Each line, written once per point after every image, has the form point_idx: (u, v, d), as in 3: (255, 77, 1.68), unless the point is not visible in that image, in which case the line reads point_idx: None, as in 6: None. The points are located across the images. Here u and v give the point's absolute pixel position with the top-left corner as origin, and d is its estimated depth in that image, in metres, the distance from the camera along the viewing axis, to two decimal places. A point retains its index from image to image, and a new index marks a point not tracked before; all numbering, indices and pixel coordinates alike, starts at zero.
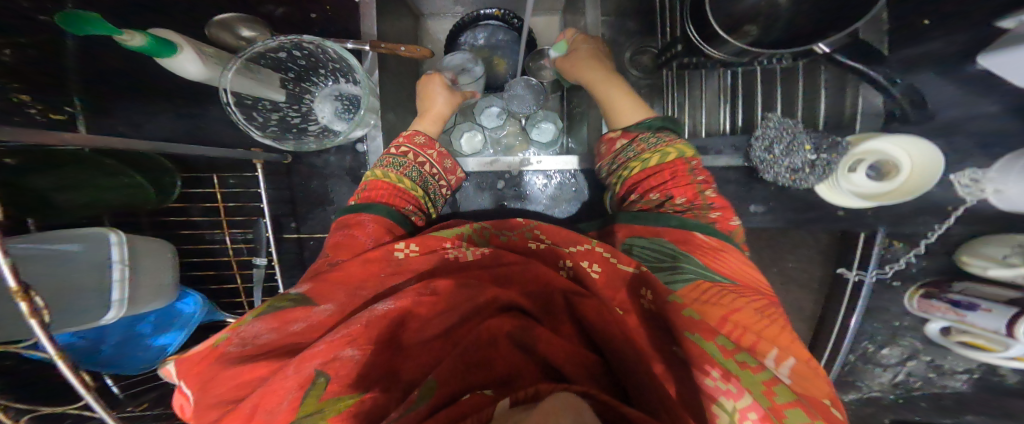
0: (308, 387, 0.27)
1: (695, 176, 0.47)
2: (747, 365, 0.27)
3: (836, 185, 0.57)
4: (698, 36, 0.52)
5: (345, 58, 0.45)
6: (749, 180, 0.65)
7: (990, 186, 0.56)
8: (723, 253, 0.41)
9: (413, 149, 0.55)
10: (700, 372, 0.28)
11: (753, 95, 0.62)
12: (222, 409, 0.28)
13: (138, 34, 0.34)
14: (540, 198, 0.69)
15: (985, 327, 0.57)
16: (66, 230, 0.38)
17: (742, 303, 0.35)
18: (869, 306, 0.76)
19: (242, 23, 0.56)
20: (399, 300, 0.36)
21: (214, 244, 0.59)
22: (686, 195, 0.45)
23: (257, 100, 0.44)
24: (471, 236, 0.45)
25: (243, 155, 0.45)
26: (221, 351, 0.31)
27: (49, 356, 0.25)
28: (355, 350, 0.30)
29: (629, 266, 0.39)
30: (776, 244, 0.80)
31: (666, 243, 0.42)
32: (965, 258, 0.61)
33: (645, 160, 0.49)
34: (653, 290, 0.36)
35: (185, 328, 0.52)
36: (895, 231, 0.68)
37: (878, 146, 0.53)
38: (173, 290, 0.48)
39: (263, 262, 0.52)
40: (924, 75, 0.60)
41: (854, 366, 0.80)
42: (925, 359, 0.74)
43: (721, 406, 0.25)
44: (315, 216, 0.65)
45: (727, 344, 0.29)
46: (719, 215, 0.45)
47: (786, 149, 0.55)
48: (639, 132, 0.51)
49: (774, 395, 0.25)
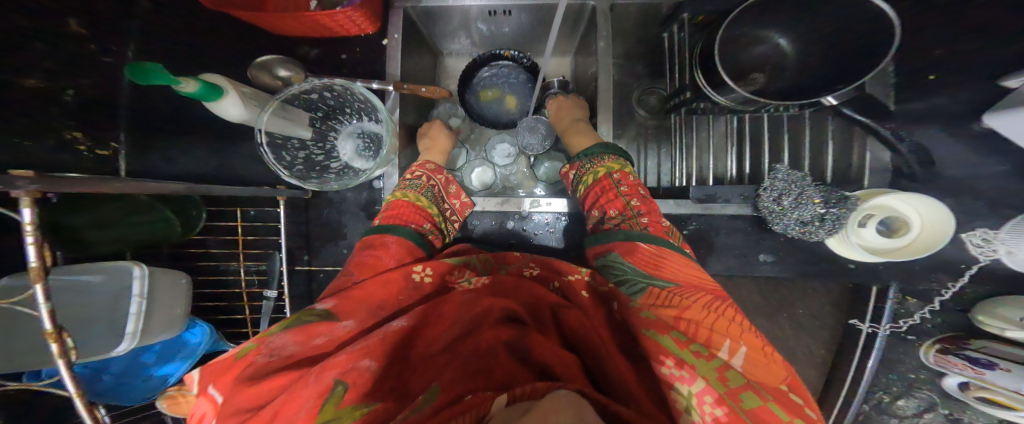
0: (327, 396, 0.29)
1: (620, 186, 0.53)
2: (700, 354, 0.30)
3: (846, 239, 0.57)
4: (707, 84, 0.50)
5: (370, 99, 0.46)
6: (758, 229, 0.64)
7: (1002, 246, 0.57)
8: (664, 259, 0.43)
9: (427, 172, 0.59)
10: (657, 363, 0.31)
11: (761, 143, 0.62)
12: (242, 417, 0.29)
13: (192, 81, 0.35)
14: (546, 239, 0.69)
15: (1008, 388, 0.55)
16: (92, 262, 0.40)
17: (691, 300, 0.36)
18: (883, 357, 0.74)
19: (281, 64, 0.57)
20: (411, 315, 0.38)
21: (228, 275, 0.56)
22: (617, 209, 0.51)
23: (287, 138, 0.45)
24: (476, 266, 0.49)
25: (266, 192, 0.45)
26: (252, 360, 0.33)
27: (69, 394, 0.26)
28: (371, 361, 0.33)
29: (603, 285, 0.43)
30: (785, 290, 0.77)
31: (618, 257, 0.45)
32: (981, 317, 0.60)
33: (586, 180, 0.56)
34: (620, 300, 0.40)
35: (188, 359, 0.48)
36: (909, 287, 0.67)
37: (886, 202, 0.54)
38: (185, 321, 0.48)
39: (273, 294, 0.52)
40: (931, 131, 0.60)
41: (868, 416, 0.77)
42: (944, 413, 0.73)
43: (680, 392, 0.29)
44: (326, 250, 0.65)
45: (681, 337, 0.32)
46: (648, 220, 0.48)
47: (796, 201, 0.54)
48: (580, 161, 0.58)
49: (726, 381, 0.28)
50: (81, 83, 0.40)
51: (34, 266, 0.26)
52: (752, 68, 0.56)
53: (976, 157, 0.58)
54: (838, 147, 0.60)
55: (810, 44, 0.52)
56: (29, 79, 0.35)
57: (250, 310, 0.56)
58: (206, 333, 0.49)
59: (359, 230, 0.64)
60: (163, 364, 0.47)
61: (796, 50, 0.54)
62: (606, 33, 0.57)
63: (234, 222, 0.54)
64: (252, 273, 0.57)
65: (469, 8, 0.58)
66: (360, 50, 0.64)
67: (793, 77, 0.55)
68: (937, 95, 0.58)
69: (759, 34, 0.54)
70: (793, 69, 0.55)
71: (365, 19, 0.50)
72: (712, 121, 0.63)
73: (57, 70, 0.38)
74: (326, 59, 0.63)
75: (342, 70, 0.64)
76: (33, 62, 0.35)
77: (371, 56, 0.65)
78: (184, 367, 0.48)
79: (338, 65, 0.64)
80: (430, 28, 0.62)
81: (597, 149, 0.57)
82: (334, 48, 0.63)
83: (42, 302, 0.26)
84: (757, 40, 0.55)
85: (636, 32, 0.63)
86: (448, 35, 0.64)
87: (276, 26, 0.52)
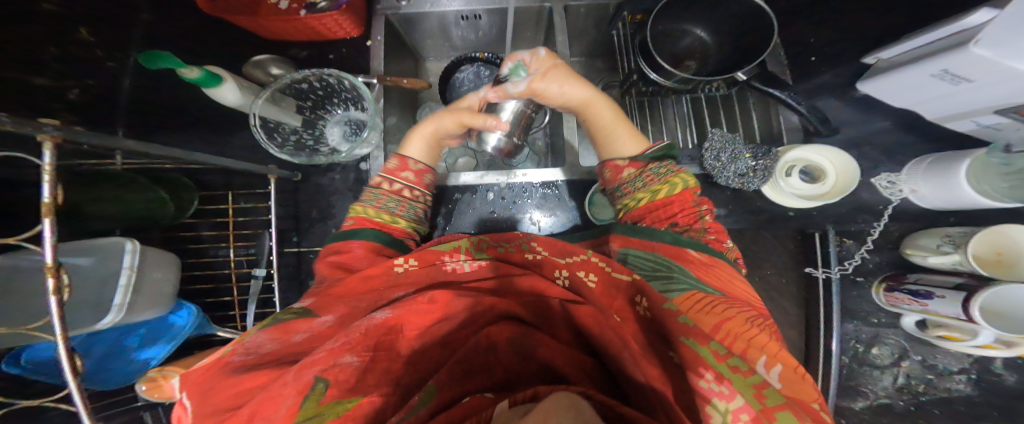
0: (308, 393, 0.27)
1: (699, 205, 0.48)
2: (739, 370, 0.26)
3: (779, 187, 0.66)
4: (646, 66, 0.59)
5: (356, 87, 0.57)
6: (707, 185, 0.74)
7: (906, 187, 0.68)
8: (717, 268, 0.40)
9: (386, 178, 0.57)
10: (694, 375, 0.27)
11: (702, 118, 0.73)
12: (218, 419, 0.27)
13: (197, 69, 0.46)
14: (530, 211, 0.73)
15: (947, 313, 0.59)
16: (84, 242, 0.41)
17: (736, 312, 0.32)
18: (845, 305, 0.76)
19: (274, 62, 0.65)
20: (396, 309, 0.36)
21: (217, 257, 0.62)
22: (689, 221, 0.46)
23: (278, 124, 0.56)
24: (469, 248, 0.44)
25: (263, 170, 0.56)
26: (225, 361, 0.31)
27: (55, 333, 0.27)
28: (354, 357, 0.31)
29: (625, 274, 0.37)
30: (752, 253, 0.78)
31: (661, 257, 0.40)
32: (909, 250, 0.69)
33: (656, 191, 0.49)
34: (647, 296, 0.34)
35: (172, 340, 0.52)
36: (843, 228, 0.75)
37: (800, 154, 0.65)
38: (170, 300, 0.50)
39: (262, 273, 0.61)
40: (826, 100, 0.75)
41: (851, 370, 0.76)
42: (918, 360, 0.74)
43: (714, 407, 0.25)
44: (316, 231, 0.71)
45: (720, 348, 0.28)
46: (713, 238, 0.45)
47: (731, 156, 0.64)
48: (645, 162, 0.51)
49: (764, 398, 0.24)
50: (86, 83, 0.48)
51: (45, 203, 0.28)
52: (684, 56, 0.68)
53: (868, 118, 0.73)
54: (758, 113, 0.70)
55: (724, 34, 0.64)
56: (45, 76, 0.44)
57: (238, 291, 0.62)
58: (192, 313, 0.53)
59: (348, 211, 0.70)
60: (146, 347, 0.52)
61: (714, 38, 0.66)
62: (563, 32, 0.67)
63: (227, 205, 0.61)
64: (241, 255, 0.63)
65: (445, 13, 0.67)
66: (346, 49, 0.73)
67: (718, 60, 0.66)
68: (823, 70, 0.72)
69: (683, 28, 0.66)
70: (716, 51, 0.67)
71: (350, 23, 0.63)
72: (663, 103, 0.73)
73: (64, 72, 0.46)
74: (314, 59, 0.72)
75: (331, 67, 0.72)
76: (44, 62, 0.44)
77: (356, 54, 0.73)
78: (165, 350, 0.52)
79: (326, 63, 0.73)
80: (411, 33, 0.72)
81: (660, 156, 0.51)
82: (321, 49, 0.72)
83: (48, 236, 0.28)
84: (683, 33, 0.67)
85: (594, 31, 0.74)
86: (427, 39, 0.75)
87: (275, 34, 0.64)
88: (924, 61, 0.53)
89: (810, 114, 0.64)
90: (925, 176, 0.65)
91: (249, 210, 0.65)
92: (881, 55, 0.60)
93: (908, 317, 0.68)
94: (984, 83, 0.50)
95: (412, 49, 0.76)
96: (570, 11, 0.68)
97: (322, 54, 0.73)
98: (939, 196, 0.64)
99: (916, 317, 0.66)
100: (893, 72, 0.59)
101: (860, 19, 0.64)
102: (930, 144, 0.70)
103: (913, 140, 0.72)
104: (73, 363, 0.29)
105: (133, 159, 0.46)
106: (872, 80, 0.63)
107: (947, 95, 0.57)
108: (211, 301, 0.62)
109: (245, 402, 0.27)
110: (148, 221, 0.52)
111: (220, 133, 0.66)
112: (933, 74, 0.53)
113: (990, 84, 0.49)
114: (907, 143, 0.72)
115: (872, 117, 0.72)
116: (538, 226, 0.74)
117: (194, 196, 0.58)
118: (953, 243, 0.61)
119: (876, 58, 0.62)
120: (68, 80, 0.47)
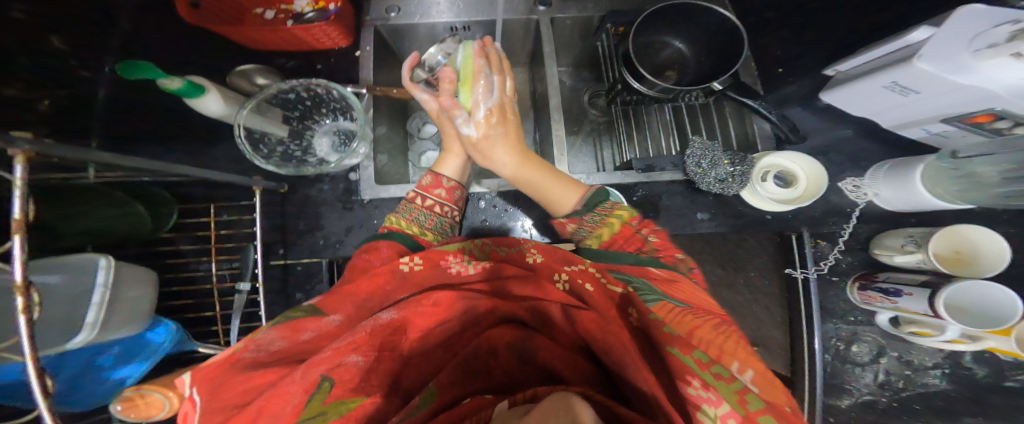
0: (313, 391, 0.27)
1: (640, 230, 0.48)
2: (722, 376, 0.25)
3: (756, 192, 0.70)
4: (630, 77, 0.62)
5: (344, 98, 0.57)
6: (690, 191, 0.76)
7: (870, 190, 0.73)
8: (677, 283, 0.40)
9: (420, 194, 0.59)
10: (683, 383, 0.27)
11: (684, 126, 0.77)
12: (226, 415, 0.26)
13: (178, 79, 0.45)
14: (522, 218, 0.73)
15: (916, 310, 0.62)
16: (59, 259, 0.39)
17: (701, 320, 0.33)
18: (825, 305, 0.80)
19: (259, 73, 0.64)
20: (402, 309, 0.35)
21: (198, 272, 0.60)
22: (637, 246, 0.46)
23: (264, 135, 0.55)
24: (472, 251, 0.44)
25: (248, 181, 0.55)
26: (237, 357, 0.30)
27: (26, 354, 0.25)
28: (358, 357, 0.30)
29: (618, 286, 0.39)
30: (735, 255, 0.81)
31: (629, 275, 0.41)
32: (877, 250, 0.73)
33: (600, 235, 0.50)
34: (637, 308, 0.36)
35: (150, 359, 0.49)
36: (817, 230, 0.78)
37: (773, 160, 0.69)
38: (147, 316, 0.47)
39: (247, 286, 0.56)
40: (795, 110, 0.80)
41: (834, 367, 0.79)
42: (895, 356, 0.77)
43: (704, 413, 0.24)
44: (301, 243, 0.68)
45: (703, 357, 0.28)
46: (665, 254, 0.45)
47: (711, 162, 0.68)
48: (582, 214, 0.53)
49: (747, 403, 0.23)
50: (58, 93, 0.47)
51: (17, 217, 0.26)
52: (664, 67, 0.72)
53: (832, 126, 0.78)
54: (733, 120, 0.75)
55: (700, 47, 0.69)
56: (14, 87, 0.42)
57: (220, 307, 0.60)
58: (172, 332, 0.51)
59: (337, 221, 0.68)
60: (121, 365, 0.47)
61: (691, 50, 0.70)
62: (549, 44, 0.70)
63: (207, 219, 0.59)
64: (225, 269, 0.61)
65: (434, 25, 0.69)
66: (335, 60, 0.73)
67: (696, 71, 0.70)
68: (790, 82, 0.77)
69: (662, 40, 0.70)
70: (694, 63, 0.71)
71: (337, 33, 0.64)
72: (647, 111, 0.76)
73: (35, 82, 0.44)
74: (302, 69, 0.72)
75: (320, 77, 0.72)
76: (15, 72, 0.42)
77: (344, 65, 0.73)
78: (144, 368, 0.48)
79: (315, 74, 0.73)
80: (401, 44, 0.73)
81: (592, 206, 0.53)
82: (310, 60, 0.72)
83: (19, 254, 0.26)
84: (662, 45, 0.71)
85: (579, 43, 0.77)
86: (417, 50, 0.76)
87: (262, 45, 0.64)
88: (876, 73, 0.57)
89: (782, 123, 0.68)
90: (886, 179, 0.69)
91: (232, 222, 0.63)
92: (840, 67, 0.66)
93: (883, 314, 0.71)
94: (929, 94, 0.55)
95: (401, 60, 0.77)
96: (557, 24, 0.71)
97: (311, 64, 0.73)
98: (900, 198, 0.68)
99: (890, 315, 0.69)
100: (851, 83, 0.64)
101: (819, 34, 0.70)
102: (890, 149, 0.76)
103: (874, 147, 0.77)
104: (44, 385, 0.27)
105: (110, 171, 0.45)
106: (833, 90, 0.68)
107: (899, 105, 0.62)
108: (190, 318, 0.59)
109: (254, 399, 0.27)
110: (124, 236, 0.49)
111: (201, 145, 0.64)
112: (884, 85, 0.59)
113: (934, 95, 0.54)
114: (869, 149, 0.77)
115: (836, 125, 0.78)
116: (531, 233, 0.74)
117: (173, 211, 0.56)
118: (915, 242, 0.66)
119: (835, 70, 0.67)
120: (39, 90, 0.45)
